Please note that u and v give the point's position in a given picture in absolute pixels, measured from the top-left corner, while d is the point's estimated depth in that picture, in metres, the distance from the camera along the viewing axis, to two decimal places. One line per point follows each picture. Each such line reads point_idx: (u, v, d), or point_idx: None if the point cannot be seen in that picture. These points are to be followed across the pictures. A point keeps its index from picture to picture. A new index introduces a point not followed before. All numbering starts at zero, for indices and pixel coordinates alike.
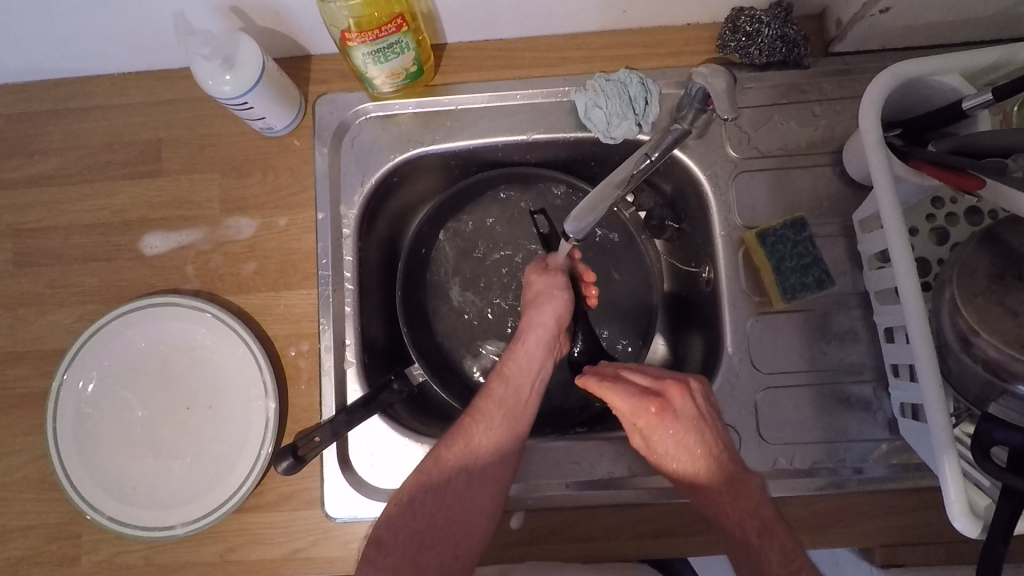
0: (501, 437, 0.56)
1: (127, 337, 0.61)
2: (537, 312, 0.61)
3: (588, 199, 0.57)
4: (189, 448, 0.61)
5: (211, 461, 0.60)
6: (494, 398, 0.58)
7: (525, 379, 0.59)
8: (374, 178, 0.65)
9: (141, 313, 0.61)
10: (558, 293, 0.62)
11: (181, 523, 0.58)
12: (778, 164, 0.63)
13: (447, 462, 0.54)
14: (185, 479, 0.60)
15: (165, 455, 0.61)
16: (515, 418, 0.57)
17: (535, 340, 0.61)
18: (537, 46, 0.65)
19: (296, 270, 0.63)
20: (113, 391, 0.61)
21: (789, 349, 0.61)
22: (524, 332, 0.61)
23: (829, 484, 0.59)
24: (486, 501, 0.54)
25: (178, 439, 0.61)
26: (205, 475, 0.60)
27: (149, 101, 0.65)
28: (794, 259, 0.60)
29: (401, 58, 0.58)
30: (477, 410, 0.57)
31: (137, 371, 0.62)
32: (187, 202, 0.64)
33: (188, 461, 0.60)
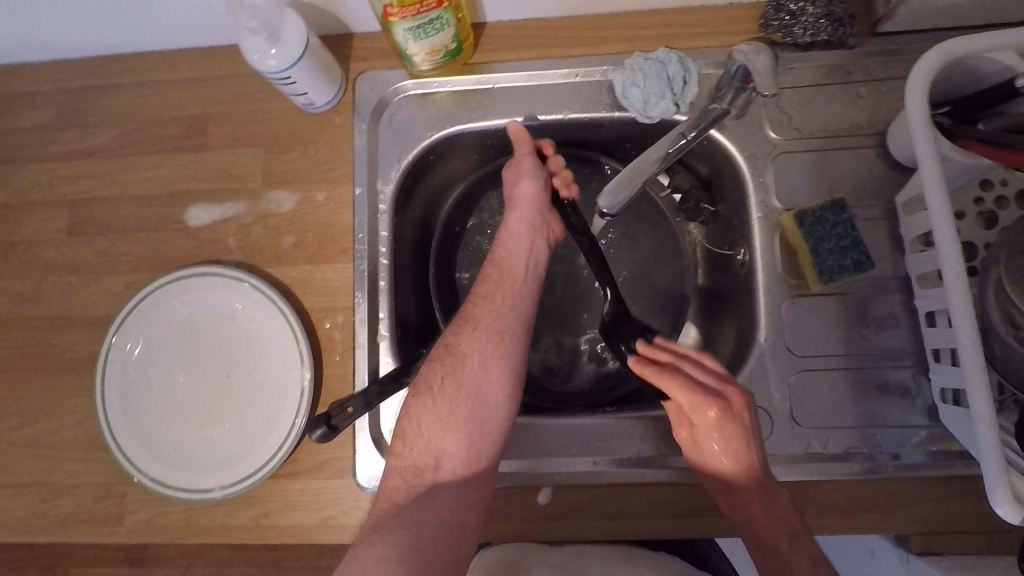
0: (502, 320, 0.56)
1: (169, 306, 0.63)
2: (518, 189, 0.62)
3: (622, 175, 0.58)
4: (229, 414, 0.62)
5: (249, 428, 0.62)
6: (490, 283, 0.58)
7: (517, 260, 0.60)
8: (411, 156, 0.66)
9: (184, 283, 0.63)
10: (524, 176, 0.62)
11: (219, 486, 0.60)
12: (819, 146, 0.62)
13: (457, 348, 0.55)
14: (225, 445, 0.62)
15: (205, 421, 0.62)
16: (514, 306, 0.57)
17: (521, 224, 0.61)
18: (575, 25, 0.65)
19: (333, 244, 0.64)
20: (157, 357, 0.63)
21: (825, 333, 0.60)
22: (509, 215, 0.61)
23: (866, 469, 0.58)
24: (500, 365, 0.55)
25: (217, 406, 0.63)
26: (243, 442, 0.62)
27: (197, 77, 0.67)
28: (833, 240, 0.59)
29: (442, 34, 0.59)
30: (479, 296, 0.58)
31: (179, 339, 0.64)
32: (231, 176, 0.66)
33: (228, 427, 0.62)
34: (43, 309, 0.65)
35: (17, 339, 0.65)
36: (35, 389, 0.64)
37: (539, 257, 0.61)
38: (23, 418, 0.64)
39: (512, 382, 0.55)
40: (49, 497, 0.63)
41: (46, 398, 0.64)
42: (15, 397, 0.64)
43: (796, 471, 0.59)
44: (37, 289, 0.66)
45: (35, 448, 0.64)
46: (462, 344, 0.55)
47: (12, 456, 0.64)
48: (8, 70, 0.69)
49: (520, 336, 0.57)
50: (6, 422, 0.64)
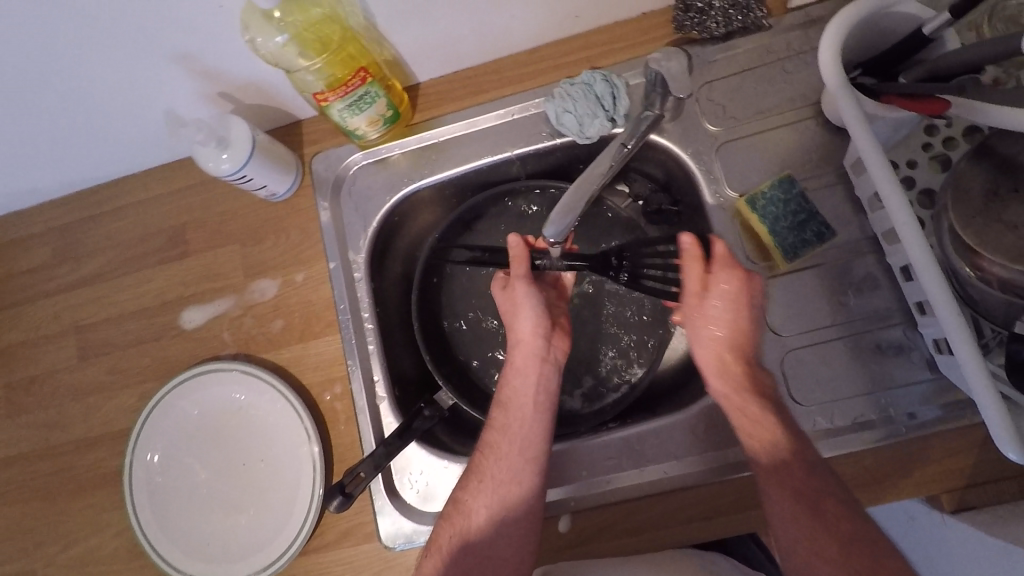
0: (511, 466, 0.57)
1: (179, 410, 0.67)
2: (523, 317, 0.63)
3: (569, 197, 0.61)
4: (252, 501, 0.65)
5: (272, 510, 0.64)
6: (498, 427, 0.60)
7: (524, 401, 0.61)
8: (376, 222, 0.69)
9: (187, 384, 0.66)
10: (523, 301, 0.64)
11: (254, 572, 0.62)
12: (757, 128, 0.62)
13: (466, 504, 0.57)
14: (253, 531, 0.64)
15: (230, 512, 0.65)
16: (523, 442, 0.59)
17: (514, 369, 0.63)
18: (502, 67, 0.68)
19: (319, 319, 0.67)
20: (176, 459, 0.67)
21: (807, 307, 0.60)
22: (514, 356, 0.64)
23: (881, 435, 0.57)
24: (511, 490, 0.56)
25: (238, 495, 0.66)
26: (269, 524, 0.64)
27: (170, 190, 0.72)
28: (789, 218, 0.59)
29: (375, 106, 0.62)
30: (486, 444, 0.59)
31: (192, 438, 0.67)
32: (216, 275, 0.70)
33: (253, 513, 0.65)
34: (68, 434, 0.70)
35: (50, 467, 0.69)
36: (74, 510, 0.68)
37: (549, 385, 0.63)
38: (68, 540, 0.68)
39: (530, 523, 0.56)
40: None
41: (85, 517, 0.68)
42: (57, 521, 0.68)
43: None
44: (61, 416, 0.70)
45: (83, 567, 0.67)
46: (471, 491, 0.57)
47: None
48: (5, 222, 0.75)
49: (530, 482, 0.57)
50: (53, 546, 0.68)
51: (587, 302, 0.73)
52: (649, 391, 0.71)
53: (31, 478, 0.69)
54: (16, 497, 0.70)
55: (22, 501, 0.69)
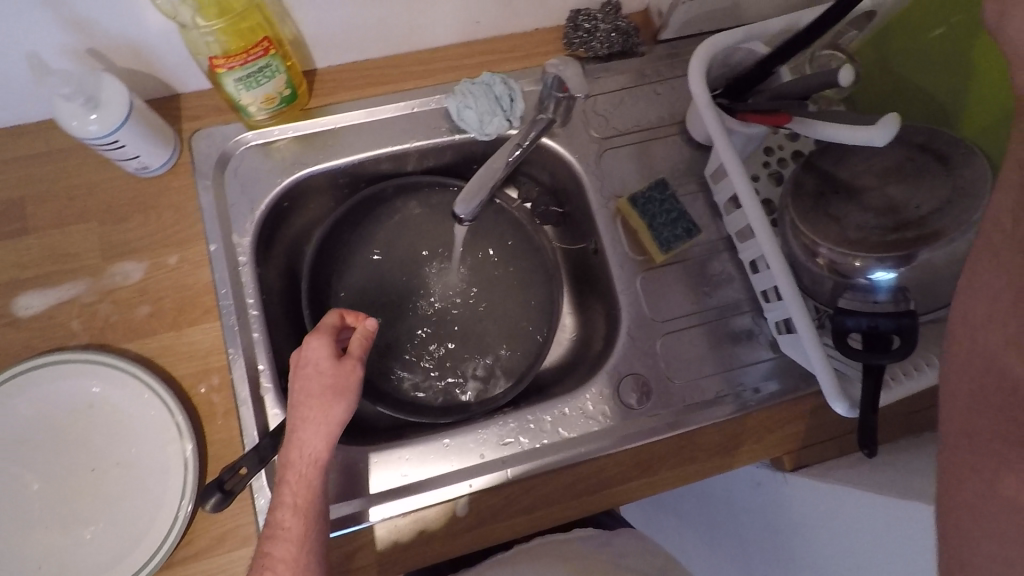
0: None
1: (6, 407, 0.56)
2: (334, 408, 0.53)
3: (472, 183, 0.64)
4: (101, 511, 0.56)
5: (127, 520, 0.56)
6: (291, 533, 0.49)
7: (319, 499, 0.52)
8: (265, 204, 0.65)
9: (21, 376, 0.56)
10: (346, 394, 0.54)
11: None
12: (635, 139, 0.70)
13: None
14: (101, 546, 0.55)
15: (71, 526, 0.56)
16: (318, 548, 0.50)
17: (306, 458, 0.52)
18: (402, 62, 0.70)
19: (195, 305, 0.62)
20: (1, 467, 0.56)
21: (676, 295, 0.68)
22: (307, 444, 0.52)
23: (734, 408, 0.66)
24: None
25: (82, 506, 0.56)
26: (122, 536, 0.55)
27: (6, 159, 0.63)
28: (664, 215, 0.66)
29: (274, 82, 0.60)
30: (275, 558, 0.49)
31: (23, 442, 0.57)
32: (63, 256, 0.61)
33: (102, 525, 0.56)
34: None
35: None
36: None
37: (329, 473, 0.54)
38: None
39: None
40: None
41: None
42: None
43: (680, 423, 0.65)
44: None
45: None
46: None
47: None
48: None
49: None
50: None
51: (478, 295, 0.75)
52: (538, 381, 0.74)
53: None
54: None
55: None
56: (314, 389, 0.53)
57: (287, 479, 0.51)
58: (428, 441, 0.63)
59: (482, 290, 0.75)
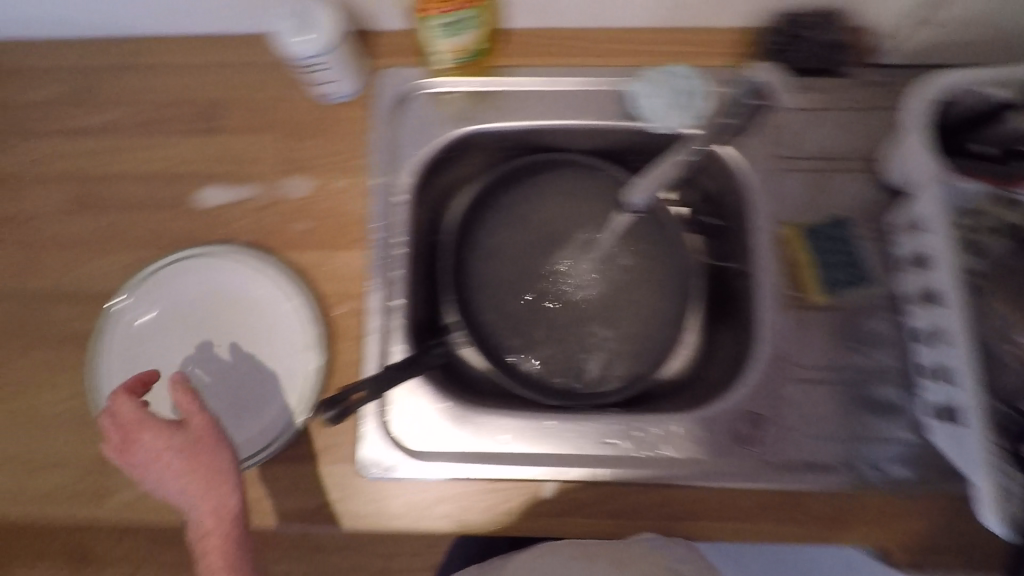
0: None
1: (183, 283, 0.64)
2: (147, 450, 0.49)
3: (646, 179, 0.64)
4: (228, 394, 0.62)
5: (247, 409, 0.61)
6: None
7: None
8: (430, 150, 0.67)
9: (200, 260, 0.64)
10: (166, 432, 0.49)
11: None
12: (819, 167, 0.65)
13: None
14: (222, 424, 0.61)
15: (207, 400, 0.62)
16: None
17: (201, 539, 0.46)
18: (593, 37, 0.68)
19: (347, 231, 0.65)
20: (162, 331, 0.63)
21: (822, 343, 0.63)
22: (176, 492, 0.48)
23: (849, 481, 0.60)
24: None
25: (219, 386, 0.62)
26: (241, 421, 0.61)
27: (219, 64, 0.69)
28: (835, 256, 0.63)
29: (469, 34, 0.62)
30: None
31: (186, 317, 0.63)
32: (246, 160, 0.67)
33: (227, 406, 0.62)
34: (42, 281, 0.65)
35: (13, 310, 0.64)
36: (28, 360, 0.63)
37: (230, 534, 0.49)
38: (11, 390, 0.62)
39: None
40: (29, 474, 0.60)
41: (37, 370, 0.63)
42: (4, 369, 0.63)
43: (791, 476, 0.60)
44: (38, 260, 0.65)
45: (20, 421, 0.61)
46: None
47: None
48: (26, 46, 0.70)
49: None
50: None
51: (609, 288, 0.73)
52: (646, 391, 0.72)
53: None
54: None
55: None
56: (167, 462, 0.48)
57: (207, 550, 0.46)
58: (533, 420, 0.64)
59: (614, 284, 0.73)
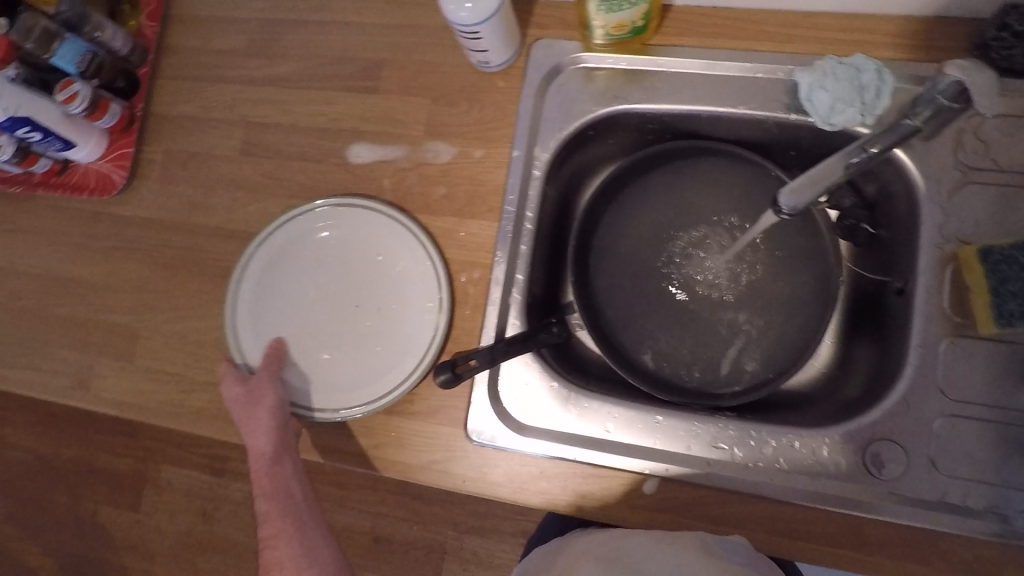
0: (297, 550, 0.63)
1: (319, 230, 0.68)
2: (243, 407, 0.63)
3: (808, 175, 0.55)
4: (349, 342, 0.65)
5: (366, 359, 0.64)
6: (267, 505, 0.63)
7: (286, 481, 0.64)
8: (573, 127, 0.66)
9: (341, 209, 0.67)
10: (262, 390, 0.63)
11: (331, 407, 0.63)
12: (1014, 181, 0.57)
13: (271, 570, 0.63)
14: (339, 369, 0.65)
15: (327, 344, 0.65)
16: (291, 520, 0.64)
17: (260, 462, 0.63)
18: (766, 19, 0.63)
19: (482, 201, 0.66)
20: (293, 271, 0.67)
21: (984, 379, 0.56)
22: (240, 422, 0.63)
23: (1002, 531, 0.54)
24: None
25: (340, 332, 0.65)
26: (359, 370, 0.64)
27: (381, 24, 0.71)
28: (1020, 283, 0.53)
29: (633, 10, 0.59)
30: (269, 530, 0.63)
31: (318, 263, 0.67)
32: (395, 121, 0.69)
33: (347, 353, 0.65)
34: (208, 218, 0.71)
35: (183, 242, 0.71)
36: (191, 289, 0.70)
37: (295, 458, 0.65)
38: (176, 313, 0.70)
39: None
40: (185, 390, 0.68)
41: (199, 299, 0.70)
42: (172, 293, 0.71)
43: (926, 515, 0.55)
44: (206, 198, 0.72)
45: (182, 342, 0.69)
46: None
47: (160, 345, 0.70)
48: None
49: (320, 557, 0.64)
50: (160, 313, 0.70)
51: (738, 291, 0.69)
52: (766, 399, 0.68)
53: (163, 245, 0.72)
54: (143, 256, 0.72)
55: (148, 261, 0.72)
56: (251, 428, 0.62)
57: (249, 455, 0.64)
58: (640, 410, 0.62)
59: (744, 286, 0.69)
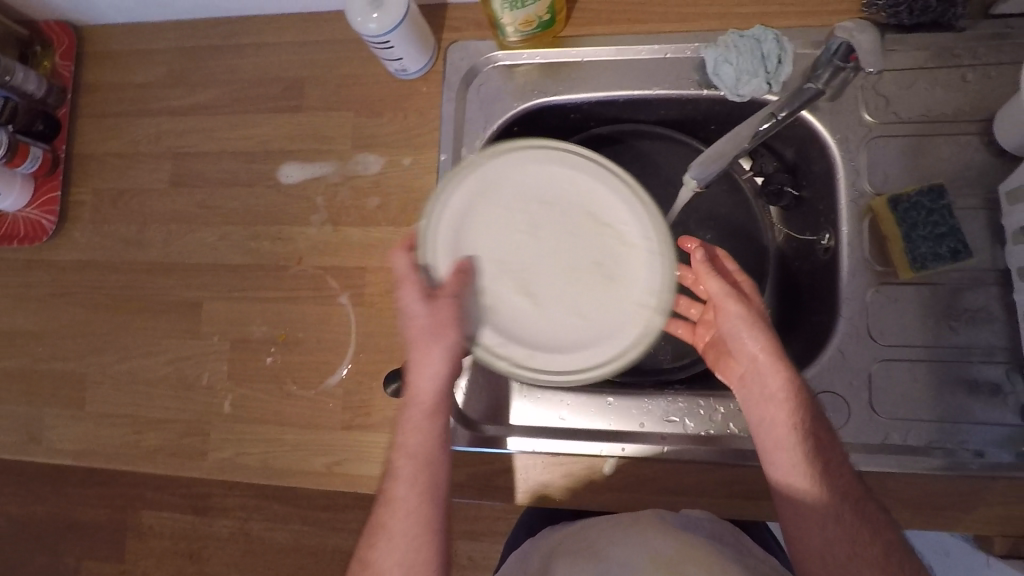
0: (409, 518, 0.49)
1: (567, 199, 0.60)
2: (421, 354, 0.53)
3: (715, 145, 0.57)
4: (548, 291, 0.59)
5: (552, 318, 0.58)
6: (402, 479, 0.50)
7: (423, 440, 0.52)
8: (497, 125, 0.67)
9: (581, 178, 0.61)
10: (442, 330, 0.53)
11: (506, 359, 0.55)
12: (917, 131, 0.59)
13: (372, 553, 0.49)
14: (524, 312, 0.58)
15: (531, 303, 0.58)
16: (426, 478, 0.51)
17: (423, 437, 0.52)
18: (668, 1, 0.65)
19: (416, 208, 0.67)
20: (498, 196, 0.60)
21: (911, 322, 0.58)
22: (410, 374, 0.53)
23: (945, 465, 0.56)
24: (433, 539, 0.50)
25: (548, 294, 0.59)
26: (544, 326, 0.58)
27: (297, 40, 0.70)
28: (928, 227, 0.56)
29: (537, 5, 0.60)
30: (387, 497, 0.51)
31: (551, 227, 0.60)
32: (322, 137, 0.69)
33: (535, 301, 0.59)
34: (144, 255, 0.70)
35: (121, 281, 0.70)
36: (135, 328, 0.69)
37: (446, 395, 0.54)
38: (122, 355, 0.69)
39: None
40: (141, 430, 0.67)
41: (144, 337, 0.69)
42: (115, 335, 0.69)
43: (872, 460, 0.57)
44: (140, 235, 0.70)
45: (132, 383, 0.68)
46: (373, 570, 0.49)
47: (110, 389, 0.68)
48: (127, 31, 0.74)
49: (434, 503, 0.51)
50: (106, 356, 0.69)
51: None
52: None
53: (100, 287, 0.70)
54: (80, 301, 0.71)
55: (87, 306, 0.70)
56: (421, 363, 0.53)
57: (403, 413, 0.53)
58: (591, 395, 0.63)
59: None
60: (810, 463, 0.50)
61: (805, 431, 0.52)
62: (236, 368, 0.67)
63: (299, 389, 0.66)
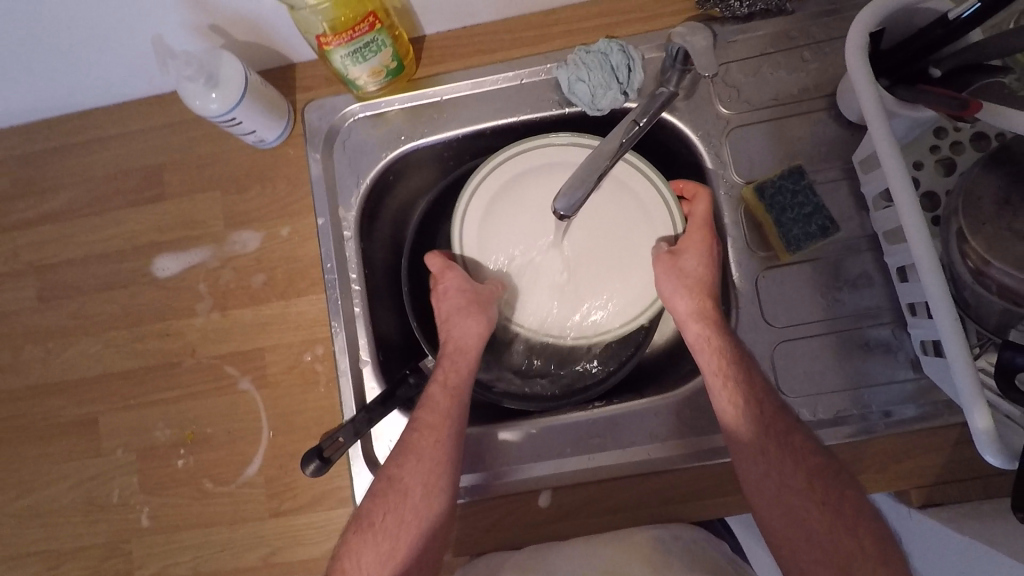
0: (428, 471, 0.55)
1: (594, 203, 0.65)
2: (461, 321, 0.63)
3: (577, 173, 0.57)
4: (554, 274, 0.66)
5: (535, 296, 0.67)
6: (417, 449, 0.56)
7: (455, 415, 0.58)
8: (369, 178, 0.66)
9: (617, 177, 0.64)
10: (476, 316, 0.63)
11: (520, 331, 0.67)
12: (771, 114, 0.61)
13: (387, 502, 0.55)
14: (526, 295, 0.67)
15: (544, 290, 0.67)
16: (436, 463, 0.56)
17: (438, 422, 0.57)
18: (513, 27, 0.65)
19: (303, 277, 0.65)
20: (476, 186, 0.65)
21: (801, 300, 0.60)
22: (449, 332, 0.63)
23: (857, 431, 0.58)
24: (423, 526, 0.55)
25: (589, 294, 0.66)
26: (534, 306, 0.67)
27: (147, 127, 0.67)
28: (795, 209, 0.59)
29: (380, 56, 0.59)
30: (405, 450, 0.57)
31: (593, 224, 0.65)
32: (191, 222, 0.66)
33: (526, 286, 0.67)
34: (23, 379, 0.66)
35: (3, 413, 0.65)
36: (26, 459, 0.64)
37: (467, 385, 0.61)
38: (19, 490, 0.64)
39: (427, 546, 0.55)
40: (56, 564, 0.63)
41: (39, 467, 0.64)
42: (7, 470, 0.65)
43: None
44: (15, 360, 0.66)
45: (36, 517, 0.64)
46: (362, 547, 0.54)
47: (13, 528, 0.64)
48: None
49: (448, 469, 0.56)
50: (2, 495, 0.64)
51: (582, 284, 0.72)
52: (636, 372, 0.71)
53: None
54: None
55: None
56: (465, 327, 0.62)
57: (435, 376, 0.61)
58: (514, 429, 0.63)
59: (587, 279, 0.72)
60: (745, 393, 0.54)
61: (742, 373, 0.55)
62: (147, 477, 0.63)
63: (215, 485, 0.62)
